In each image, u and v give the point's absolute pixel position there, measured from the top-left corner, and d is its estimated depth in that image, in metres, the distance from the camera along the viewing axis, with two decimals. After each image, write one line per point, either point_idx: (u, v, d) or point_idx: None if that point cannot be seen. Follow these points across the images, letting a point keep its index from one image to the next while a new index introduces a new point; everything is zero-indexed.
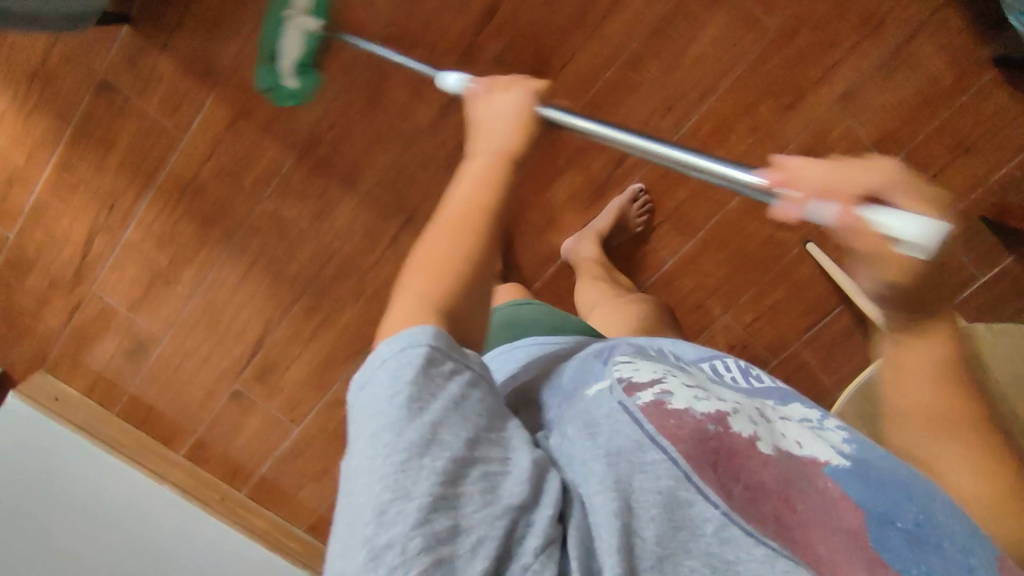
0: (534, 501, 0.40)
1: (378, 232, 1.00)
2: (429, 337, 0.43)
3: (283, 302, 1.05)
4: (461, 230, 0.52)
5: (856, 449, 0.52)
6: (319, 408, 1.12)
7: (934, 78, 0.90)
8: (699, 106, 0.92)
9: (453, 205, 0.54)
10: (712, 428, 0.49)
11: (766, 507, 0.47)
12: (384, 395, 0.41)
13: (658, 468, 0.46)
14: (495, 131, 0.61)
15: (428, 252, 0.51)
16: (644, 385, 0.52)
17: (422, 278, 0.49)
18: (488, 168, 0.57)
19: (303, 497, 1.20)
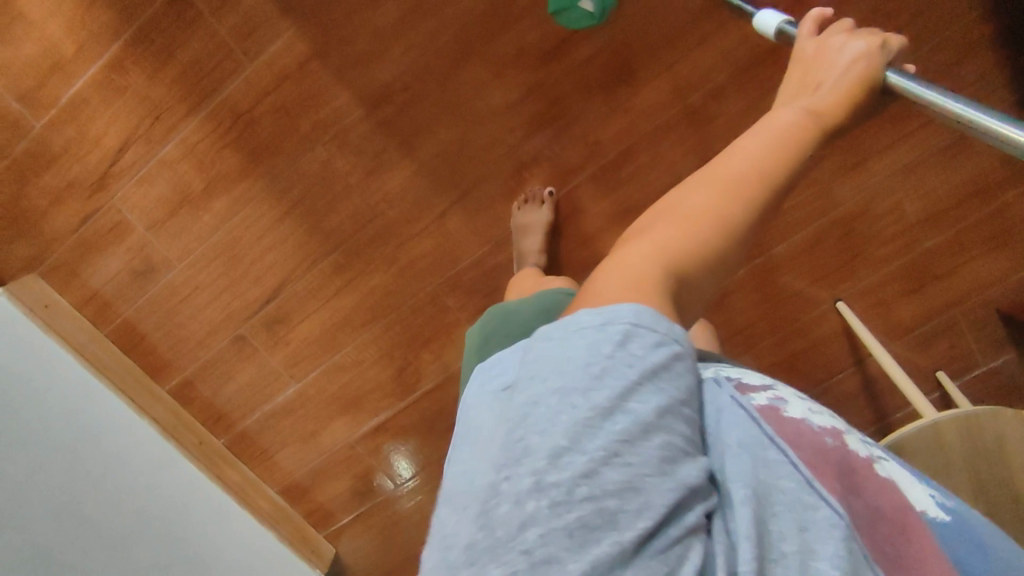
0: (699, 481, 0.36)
1: (427, 204, 0.98)
2: (633, 311, 0.38)
3: (311, 255, 1.02)
4: (744, 185, 0.45)
5: (957, 505, 0.45)
6: (323, 369, 1.09)
7: (987, 170, 0.94)
8: None
9: (737, 163, 0.46)
10: (830, 441, 0.43)
11: (878, 529, 0.39)
12: (572, 348, 0.38)
13: (780, 467, 0.38)
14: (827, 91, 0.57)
15: (699, 195, 0.45)
16: (756, 389, 0.47)
17: (669, 231, 0.43)
18: (793, 124, 0.51)
19: (282, 456, 1.16)
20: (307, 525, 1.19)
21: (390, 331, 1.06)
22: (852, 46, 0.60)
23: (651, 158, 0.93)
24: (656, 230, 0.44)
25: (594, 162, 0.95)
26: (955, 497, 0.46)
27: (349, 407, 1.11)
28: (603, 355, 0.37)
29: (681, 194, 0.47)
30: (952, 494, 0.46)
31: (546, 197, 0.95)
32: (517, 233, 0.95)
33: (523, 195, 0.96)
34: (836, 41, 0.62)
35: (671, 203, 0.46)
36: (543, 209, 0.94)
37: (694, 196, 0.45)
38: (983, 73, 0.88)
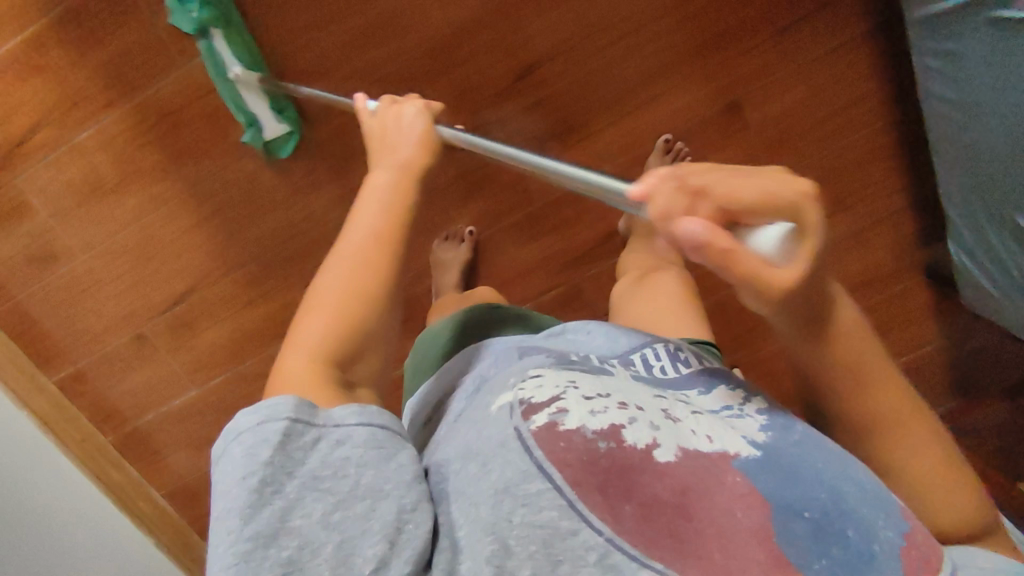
0: (393, 557, 0.40)
1: None
2: (290, 406, 0.43)
3: (225, 264, 1.00)
4: (360, 270, 0.52)
5: (770, 439, 0.48)
6: (226, 377, 1.07)
7: (879, 266, 1.01)
8: None
9: (350, 242, 0.54)
10: (604, 445, 0.45)
11: (661, 522, 0.42)
12: (233, 468, 0.41)
13: (541, 500, 0.42)
14: (402, 146, 0.62)
15: (321, 291, 0.51)
16: (540, 405, 0.47)
17: (317, 322, 0.49)
18: (387, 184, 0.58)
19: (174, 461, 1.13)
20: (188, 531, 1.15)
21: None
22: (411, 118, 0.66)
23: (574, 213, 0.98)
24: (308, 322, 0.49)
25: (520, 210, 0.98)
26: (779, 421, 0.50)
27: None
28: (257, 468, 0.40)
29: (318, 281, 0.52)
30: (784, 420, 0.50)
31: (466, 236, 0.98)
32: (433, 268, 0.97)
33: (447, 232, 0.99)
34: (395, 110, 0.67)
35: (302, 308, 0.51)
36: (462, 247, 0.97)
37: (338, 274, 0.52)
38: (887, 175, 0.95)
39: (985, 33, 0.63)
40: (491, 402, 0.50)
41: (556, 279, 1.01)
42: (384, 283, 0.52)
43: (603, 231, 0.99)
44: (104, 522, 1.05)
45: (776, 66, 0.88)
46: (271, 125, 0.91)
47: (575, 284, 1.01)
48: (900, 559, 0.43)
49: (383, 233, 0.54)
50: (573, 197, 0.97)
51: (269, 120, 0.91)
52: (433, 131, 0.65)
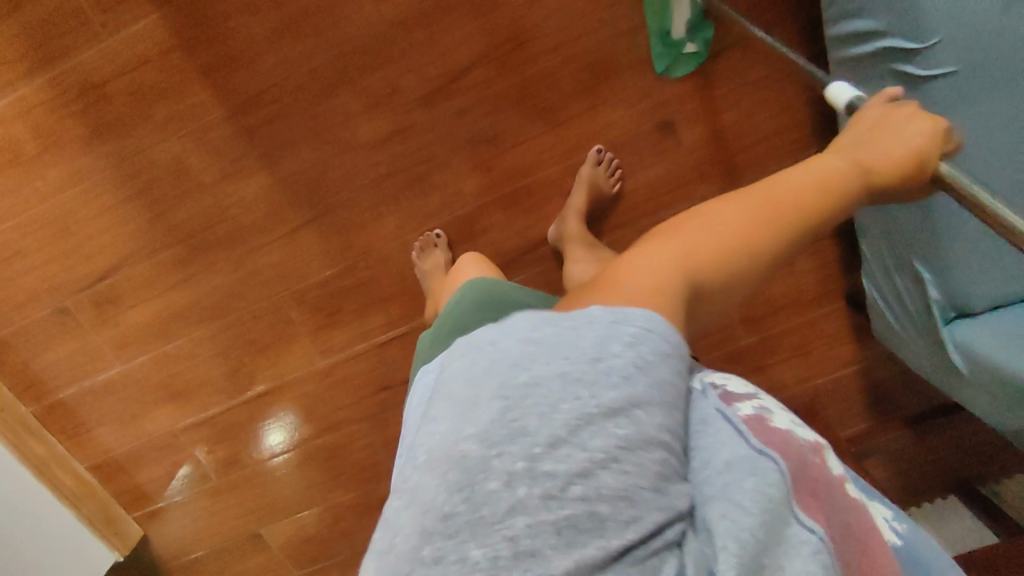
0: (677, 492, 0.38)
1: (282, 217, 0.97)
2: (645, 318, 0.42)
3: (152, 244, 0.99)
4: (742, 232, 0.49)
5: (906, 530, 0.48)
6: (150, 356, 1.07)
7: (800, 289, 1.04)
8: (614, 232, 0.98)
9: (768, 194, 0.51)
10: (814, 456, 0.43)
11: (855, 553, 0.41)
12: (581, 334, 0.41)
13: (771, 478, 0.38)
14: (879, 148, 0.55)
15: (701, 233, 0.50)
16: (739, 398, 0.47)
17: (666, 252, 0.49)
18: (840, 172, 0.54)
19: (100, 433, 1.13)
20: (113, 505, 1.18)
21: (229, 331, 1.05)
22: (912, 125, 0.56)
23: (506, 217, 0.97)
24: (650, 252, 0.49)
25: (450, 210, 0.97)
26: (903, 516, 0.51)
27: (176, 396, 1.10)
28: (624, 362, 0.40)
29: (694, 214, 0.53)
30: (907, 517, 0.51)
31: (437, 239, 0.97)
32: (424, 280, 0.95)
33: (417, 243, 0.98)
34: (900, 121, 0.57)
35: (651, 235, 0.52)
36: (437, 251, 0.96)
37: (709, 224, 0.50)
38: None
39: (889, 83, 0.70)
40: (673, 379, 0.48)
41: None
42: (773, 247, 0.50)
43: (532, 238, 0.98)
44: (19, 482, 1.05)
45: (710, 90, 0.91)
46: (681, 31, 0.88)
47: None
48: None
49: (790, 203, 0.51)
50: (507, 201, 0.96)
51: (687, 34, 0.89)
52: (933, 152, 0.54)
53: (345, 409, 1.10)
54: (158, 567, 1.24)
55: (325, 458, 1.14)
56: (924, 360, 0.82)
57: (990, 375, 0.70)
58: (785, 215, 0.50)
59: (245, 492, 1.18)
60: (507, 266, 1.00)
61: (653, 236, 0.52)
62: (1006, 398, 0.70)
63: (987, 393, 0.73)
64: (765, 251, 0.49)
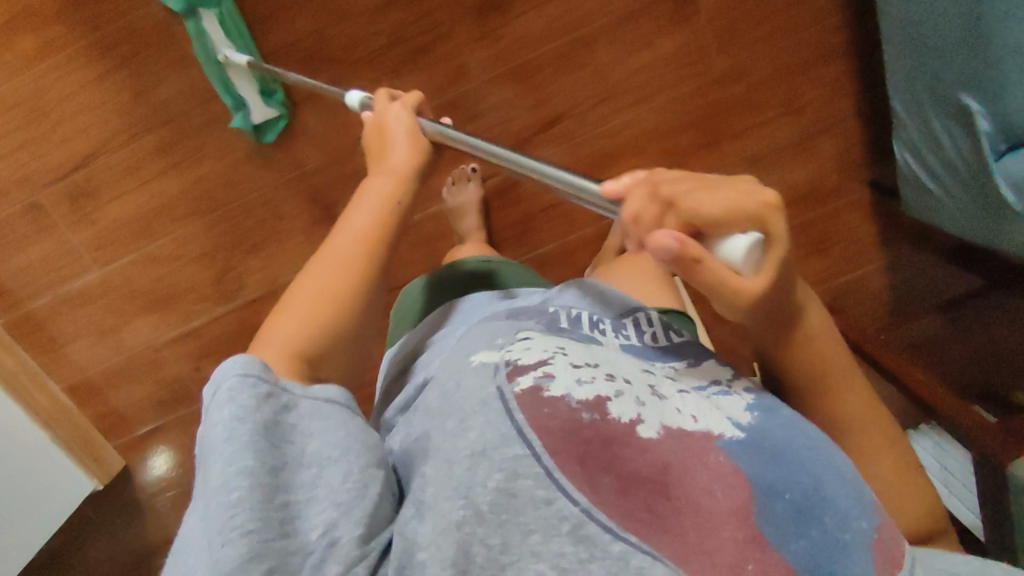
0: (345, 521, 0.40)
1: (273, 96, 0.92)
2: (232, 373, 0.43)
3: (131, 128, 0.92)
4: (331, 260, 0.55)
5: (755, 420, 0.47)
6: (130, 259, 1.00)
7: (819, 176, 0.98)
8: (628, 111, 0.92)
9: (342, 238, 0.57)
10: (588, 415, 0.44)
11: (640, 496, 0.41)
12: (214, 421, 0.41)
13: (520, 465, 0.42)
14: (394, 148, 0.64)
15: (298, 289, 0.54)
16: (527, 369, 0.47)
17: (284, 330, 0.51)
18: (378, 188, 0.61)
19: (76, 350, 1.06)
20: (93, 431, 1.11)
21: (216, 230, 0.99)
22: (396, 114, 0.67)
23: (514, 94, 0.91)
24: (277, 325, 0.51)
25: (452, 86, 0.91)
26: (765, 402, 0.49)
27: (159, 305, 1.03)
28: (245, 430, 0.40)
29: (300, 282, 0.55)
30: (770, 402, 0.50)
31: (471, 174, 0.99)
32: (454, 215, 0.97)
33: (450, 178, 0.99)
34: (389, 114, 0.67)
35: (257, 340, 0.51)
36: (471, 186, 0.98)
37: (313, 277, 0.55)
38: (837, 78, 0.94)
39: None
40: (473, 359, 0.50)
41: None
42: (373, 250, 0.57)
43: (542, 117, 0.92)
44: None
45: None
46: (256, 108, 0.91)
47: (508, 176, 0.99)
48: (870, 552, 0.42)
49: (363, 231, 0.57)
50: (514, 76, 0.90)
51: (257, 103, 0.91)
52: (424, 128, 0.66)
53: None
54: (140, 502, 1.18)
55: None
56: (963, 214, 0.80)
57: None
58: (367, 245, 0.56)
59: None
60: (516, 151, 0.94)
61: (281, 305, 0.53)
62: None
63: None
64: (355, 310, 0.54)
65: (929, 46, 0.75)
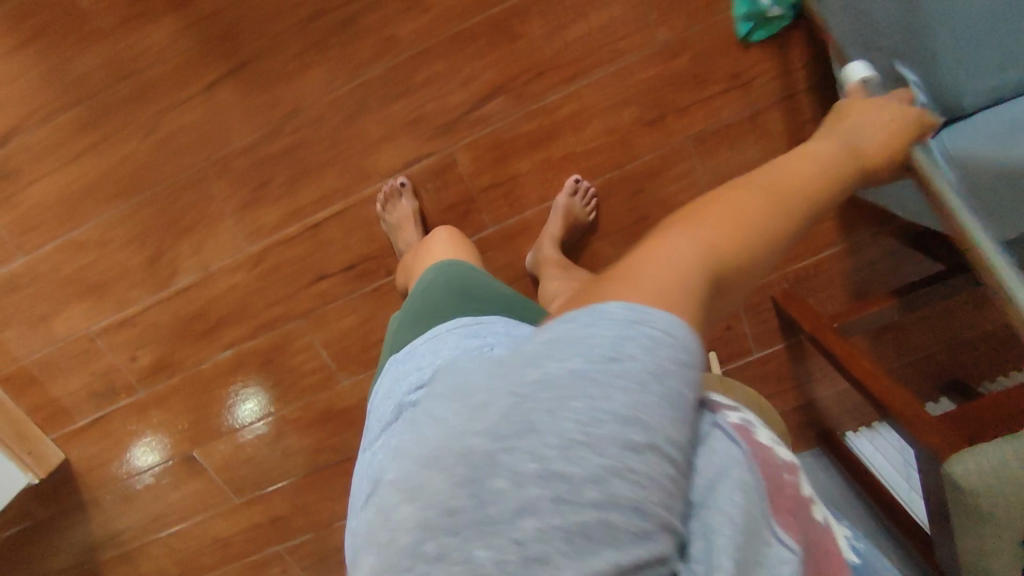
0: (664, 511, 0.32)
1: (195, 69, 0.91)
2: (664, 318, 0.37)
3: (51, 105, 0.92)
4: (767, 215, 0.48)
5: (862, 548, 0.47)
6: (58, 244, 0.98)
7: (773, 153, 0.94)
8: (568, 85, 0.90)
9: (758, 183, 0.52)
10: (788, 475, 0.40)
11: (820, 573, 0.38)
12: (592, 338, 0.35)
13: (748, 491, 0.35)
14: (867, 136, 0.66)
15: (703, 214, 0.47)
16: (725, 407, 0.42)
17: (660, 251, 0.42)
18: (820, 173, 0.57)
19: (9, 338, 1.04)
20: (29, 425, 1.08)
21: (142, 210, 0.97)
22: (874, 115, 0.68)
23: (446, 67, 0.90)
24: (676, 240, 0.44)
25: (383, 60, 0.90)
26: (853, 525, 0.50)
27: (92, 292, 1.01)
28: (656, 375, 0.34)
29: (702, 206, 0.49)
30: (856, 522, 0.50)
31: (401, 188, 0.94)
32: (394, 234, 0.94)
33: (382, 194, 0.95)
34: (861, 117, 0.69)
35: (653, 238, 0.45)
36: (404, 203, 0.94)
37: (727, 207, 0.48)
38: (785, 50, 0.90)
39: None
40: None
41: (428, 147, 0.94)
42: (772, 219, 0.48)
43: (476, 92, 0.91)
44: None
45: None
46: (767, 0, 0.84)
47: (448, 153, 0.94)
48: None
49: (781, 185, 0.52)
50: (445, 49, 0.89)
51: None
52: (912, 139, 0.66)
53: (282, 304, 1.01)
54: (81, 496, 1.15)
55: (262, 364, 1.05)
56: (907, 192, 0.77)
57: (984, 181, 0.63)
58: (779, 197, 0.50)
59: (174, 406, 1.09)
60: (452, 126, 0.93)
61: (681, 224, 0.46)
62: None
63: None
64: (762, 265, 0.47)
65: (871, 22, 0.70)
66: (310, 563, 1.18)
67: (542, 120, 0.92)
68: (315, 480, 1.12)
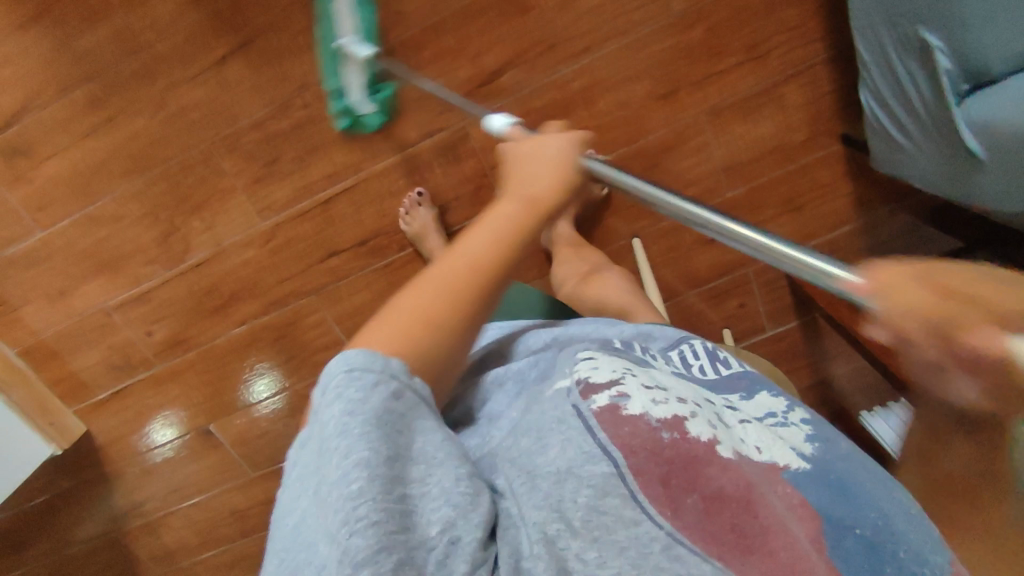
0: (462, 521, 0.39)
1: (205, 44, 0.91)
2: (362, 359, 0.41)
3: (64, 81, 0.92)
4: (440, 292, 0.47)
5: (817, 451, 0.49)
6: (72, 220, 0.99)
7: (790, 128, 0.93)
8: (580, 57, 0.90)
9: (469, 250, 0.49)
10: (667, 435, 0.44)
11: (724, 516, 0.41)
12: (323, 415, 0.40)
13: (604, 483, 0.41)
14: (536, 180, 0.57)
15: (415, 297, 0.46)
16: (601, 387, 0.47)
17: (386, 339, 0.44)
18: (514, 218, 0.52)
19: (26, 314, 1.06)
20: (50, 398, 1.10)
21: (155, 187, 0.97)
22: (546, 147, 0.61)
23: (456, 41, 0.89)
24: (367, 337, 0.44)
25: (392, 33, 0.89)
26: (823, 433, 0.51)
27: (105, 268, 1.02)
28: (357, 423, 0.39)
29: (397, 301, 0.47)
30: (827, 433, 0.51)
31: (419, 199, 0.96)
32: (418, 242, 0.96)
33: (404, 206, 0.97)
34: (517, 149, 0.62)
35: (386, 308, 0.47)
36: (423, 210, 0.96)
37: (409, 301, 0.46)
38: (803, 21, 0.88)
39: None
40: (545, 387, 0.51)
41: (438, 122, 0.93)
42: (498, 268, 0.50)
43: (486, 67, 0.90)
44: None
45: None
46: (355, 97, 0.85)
47: (458, 128, 0.93)
48: None
49: (482, 260, 0.49)
50: (453, 22, 0.89)
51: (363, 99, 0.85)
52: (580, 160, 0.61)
53: (294, 280, 1.02)
54: (100, 469, 1.17)
55: (276, 339, 1.06)
56: (930, 166, 0.75)
57: (1010, 143, 0.62)
58: (482, 259, 0.49)
59: (188, 381, 1.10)
60: (462, 101, 0.92)
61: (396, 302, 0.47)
62: None
63: (1010, 169, 0.64)
64: (456, 335, 0.47)
65: None
66: None
67: (553, 95, 0.92)
68: None
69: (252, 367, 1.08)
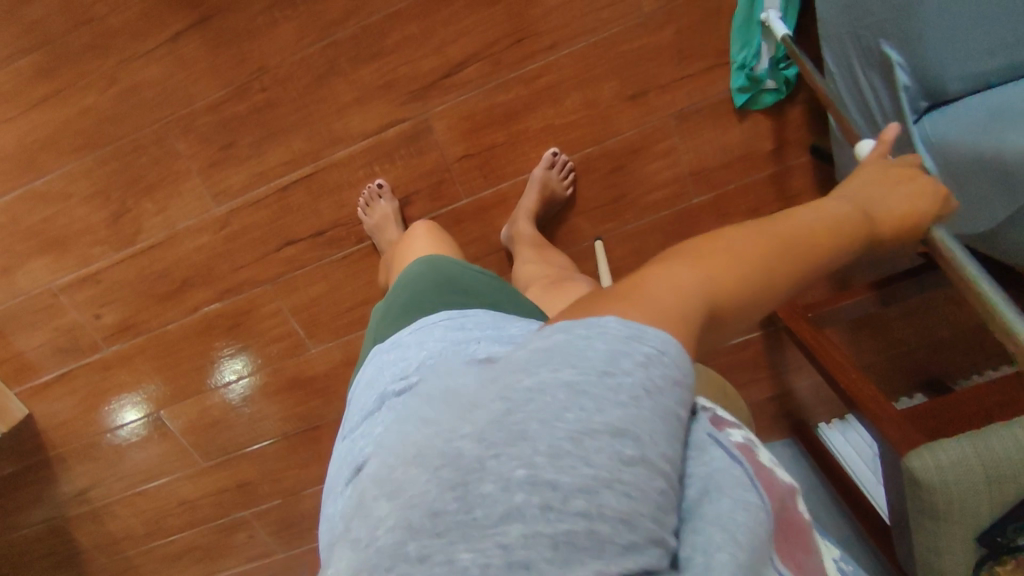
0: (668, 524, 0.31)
1: (161, 19, 0.88)
2: (655, 341, 0.35)
3: (10, 50, 0.89)
4: (761, 258, 0.45)
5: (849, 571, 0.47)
6: (17, 195, 0.96)
7: (757, 136, 0.92)
8: (548, 54, 0.88)
9: (786, 228, 0.47)
10: (789, 496, 0.40)
11: None
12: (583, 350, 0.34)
13: (760, 516, 0.34)
14: (882, 203, 0.54)
15: (731, 243, 0.46)
16: (728, 426, 0.42)
17: (692, 264, 0.44)
18: (839, 214, 0.51)
19: None
20: None
21: (105, 165, 0.94)
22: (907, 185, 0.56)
23: (422, 30, 0.87)
24: (681, 260, 0.44)
25: (356, 19, 0.87)
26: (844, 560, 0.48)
27: (51, 246, 0.99)
28: (646, 394, 0.33)
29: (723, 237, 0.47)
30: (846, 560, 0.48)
31: (380, 191, 0.94)
32: (377, 236, 0.94)
33: (362, 199, 0.95)
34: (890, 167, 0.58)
35: (702, 241, 0.46)
36: (383, 203, 0.93)
37: (729, 247, 0.45)
38: None
39: None
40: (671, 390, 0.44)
41: (401, 113, 0.91)
42: (810, 257, 0.46)
43: (451, 58, 0.88)
44: None
45: None
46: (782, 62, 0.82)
47: (421, 120, 0.91)
48: None
49: (807, 245, 0.46)
50: (419, 10, 0.86)
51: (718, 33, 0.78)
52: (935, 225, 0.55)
53: (249, 268, 0.99)
54: (45, 455, 1.14)
55: (229, 328, 1.03)
56: None
57: (958, 164, 0.62)
58: (799, 245, 0.46)
59: (139, 366, 1.07)
60: (426, 92, 0.90)
61: (705, 242, 0.46)
62: (978, 182, 0.62)
63: (959, 191, 0.64)
64: (768, 292, 0.45)
65: None
66: (276, 529, 1.18)
67: (519, 90, 0.90)
68: (282, 447, 1.11)
69: (229, 349, 1.05)
